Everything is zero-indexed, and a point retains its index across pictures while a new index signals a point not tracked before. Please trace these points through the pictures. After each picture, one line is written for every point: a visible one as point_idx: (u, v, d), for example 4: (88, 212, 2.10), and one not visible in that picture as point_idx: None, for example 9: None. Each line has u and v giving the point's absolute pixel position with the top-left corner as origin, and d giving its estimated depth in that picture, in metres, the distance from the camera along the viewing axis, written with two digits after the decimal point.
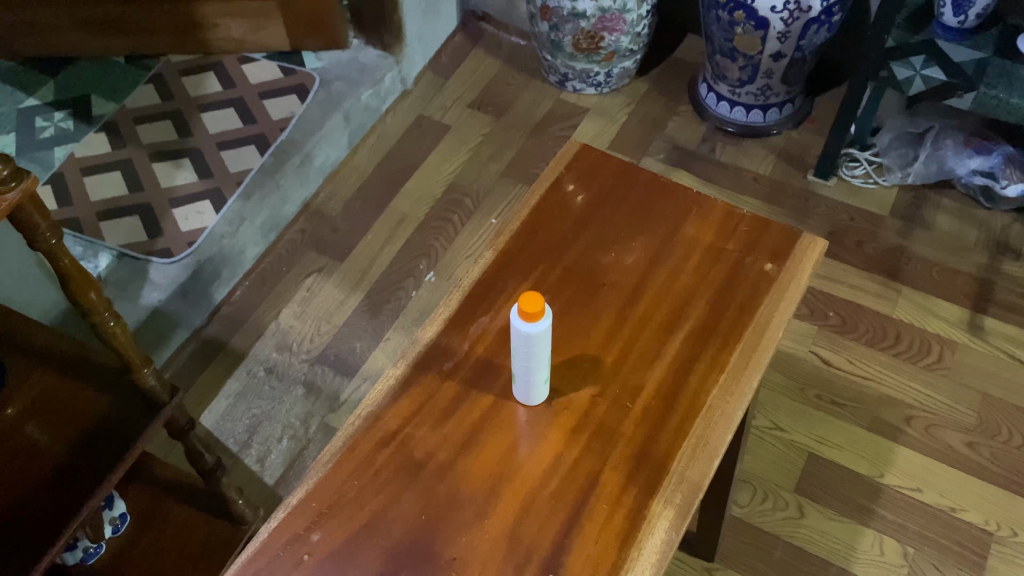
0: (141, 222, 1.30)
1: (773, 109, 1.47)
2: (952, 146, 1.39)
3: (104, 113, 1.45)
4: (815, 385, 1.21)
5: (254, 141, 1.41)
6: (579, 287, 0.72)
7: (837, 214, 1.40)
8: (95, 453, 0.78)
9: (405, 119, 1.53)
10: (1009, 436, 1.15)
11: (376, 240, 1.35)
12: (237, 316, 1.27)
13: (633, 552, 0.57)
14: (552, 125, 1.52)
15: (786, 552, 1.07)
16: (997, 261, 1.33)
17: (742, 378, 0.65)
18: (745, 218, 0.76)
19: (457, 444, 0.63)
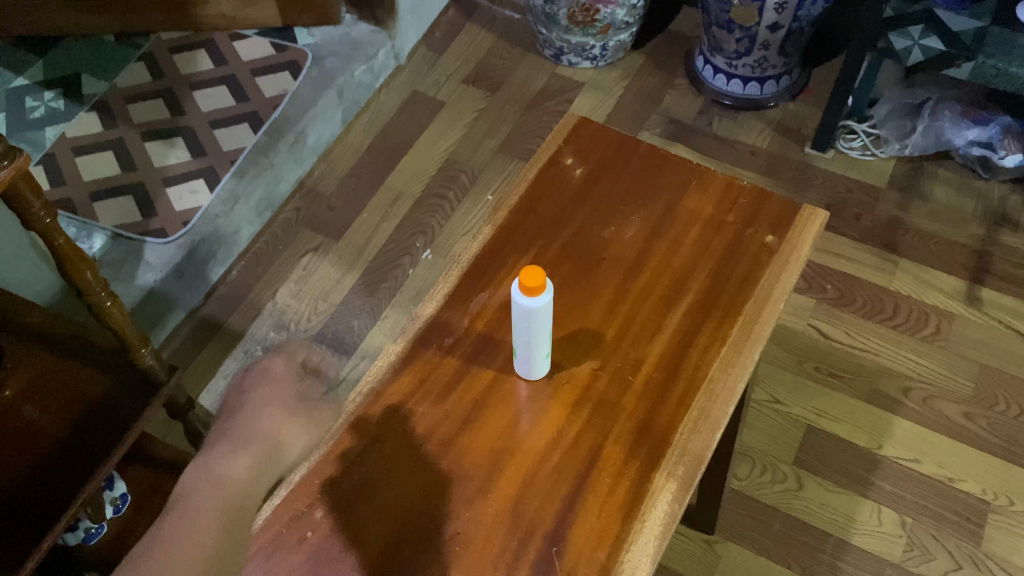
0: (135, 202, 1.29)
1: (769, 81, 1.46)
2: (950, 116, 1.38)
3: (95, 92, 1.44)
4: (813, 357, 1.21)
5: (247, 119, 1.40)
6: (579, 261, 0.72)
7: (834, 187, 1.39)
8: (96, 434, 0.77)
9: (399, 95, 1.52)
10: (1007, 406, 1.16)
11: (372, 218, 1.34)
12: (234, 296, 1.27)
13: (635, 525, 0.57)
14: (548, 100, 1.51)
15: (785, 523, 1.08)
16: (994, 232, 1.33)
17: (743, 351, 0.65)
18: (745, 190, 0.75)
19: (458, 420, 0.63)
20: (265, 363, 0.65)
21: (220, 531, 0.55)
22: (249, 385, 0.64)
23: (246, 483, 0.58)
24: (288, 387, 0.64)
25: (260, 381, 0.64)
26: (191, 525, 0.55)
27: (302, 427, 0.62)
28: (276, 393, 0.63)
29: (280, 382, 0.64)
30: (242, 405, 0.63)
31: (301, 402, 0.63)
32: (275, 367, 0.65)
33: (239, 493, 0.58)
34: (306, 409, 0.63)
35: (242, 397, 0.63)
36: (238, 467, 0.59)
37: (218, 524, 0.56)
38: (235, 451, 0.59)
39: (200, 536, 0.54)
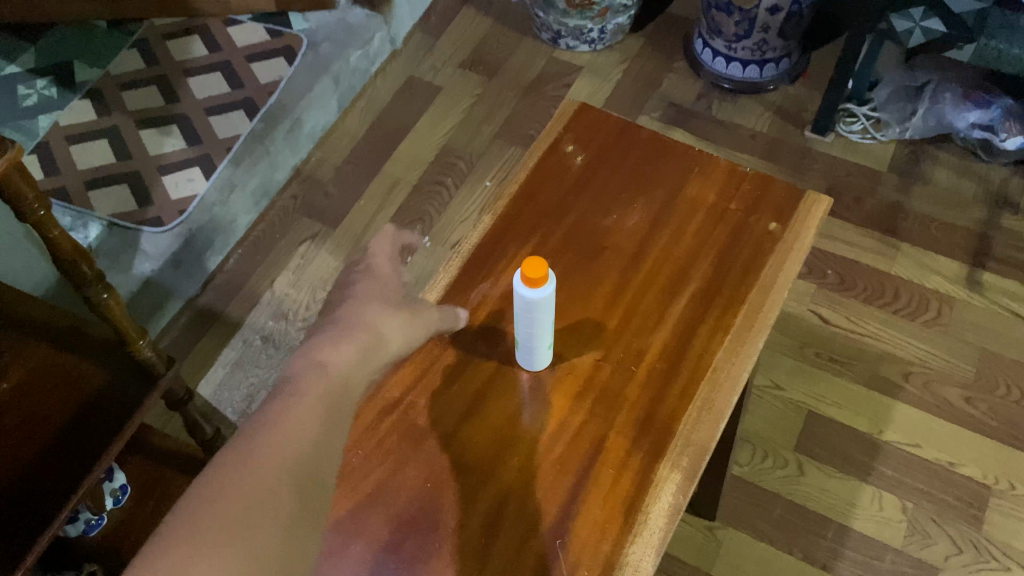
0: (130, 191, 1.28)
1: (769, 64, 1.44)
2: (951, 99, 1.37)
3: (88, 79, 1.42)
4: (814, 342, 1.21)
5: (243, 106, 1.38)
6: (581, 250, 0.71)
7: (835, 171, 1.38)
8: (95, 427, 0.77)
9: (396, 81, 1.50)
10: (1007, 390, 1.15)
11: (369, 206, 1.33)
12: (232, 284, 1.26)
13: (640, 517, 0.56)
14: (546, 84, 1.49)
15: (786, 510, 1.08)
16: (995, 215, 1.32)
17: (746, 341, 0.64)
18: (748, 176, 0.74)
19: (460, 412, 0.63)
20: (370, 273, 0.69)
21: (327, 412, 0.55)
22: (357, 288, 0.67)
23: (352, 364, 0.59)
24: (389, 292, 0.66)
25: (365, 284, 0.67)
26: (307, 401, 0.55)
27: (403, 323, 0.63)
28: (379, 293, 0.66)
29: (382, 287, 0.67)
30: (345, 304, 0.65)
31: (402, 302, 0.65)
32: (379, 277, 0.68)
33: (344, 375, 0.58)
34: (407, 305, 0.65)
35: (346, 297, 0.66)
36: (346, 349, 0.59)
37: (329, 398, 0.56)
38: (340, 338, 0.60)
39: (311, 412, 0.54)
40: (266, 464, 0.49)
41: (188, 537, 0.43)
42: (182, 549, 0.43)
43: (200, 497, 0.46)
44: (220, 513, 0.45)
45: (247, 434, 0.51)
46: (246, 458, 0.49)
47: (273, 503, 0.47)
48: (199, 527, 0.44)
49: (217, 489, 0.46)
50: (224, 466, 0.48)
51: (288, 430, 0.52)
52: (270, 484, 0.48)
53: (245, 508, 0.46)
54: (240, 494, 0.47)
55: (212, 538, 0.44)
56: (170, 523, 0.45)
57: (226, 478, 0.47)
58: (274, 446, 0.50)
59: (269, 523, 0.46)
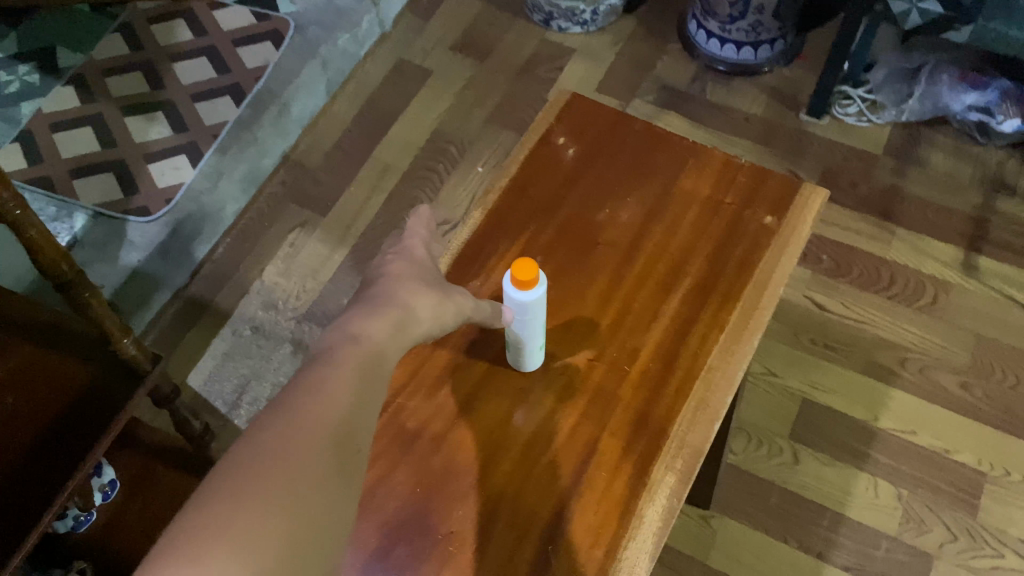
0: (115, 180, 1.27)
1: (763, 46, 1.42)
2: (948, 80, 1.35)
3: (71, 65, 1.40)
4: (809, 329, 1.20)
5: (230, 92, 1.37)
6: (574, 245, 0.70)
7: (830, 155, 1.37)
8: (80, 426, 0.75)
9: (386, 64, 1.47)
10: (1003, 376, 1.15)
11: (360, 192, 1.31)
12: (222, 275, 1.23)
13: (634, 521, 0.56)
14: (538, 67, 1.47)
15: (782, 498, 1.07)
16: (992, 199, 1.31)
17: (742, 339, 0.63)
18: (744, 168, 0.73)
19: (451, 414, 0.62)
20: (404, 249, 0.65)
21: (364, 381, 0.51)
22: (390, 263, 0.63)
23: (386, 339, 0.55)
24: (423, 272, 0.63)
25: (399, 261, 0.63)
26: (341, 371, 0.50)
27: (435, 304, 0.60)
28: (412, 272, 0.62)
29: (416, 265, 0.63)
30: (377, 280, 0.61)
31: (435, 283, 0.62)
32: (414, 255, 0.64)
33: (380, 348, 0.54)
34: (441, 287, 0.61)
35: (378, 273, 0.62)
36: (379, 323, 0.55)
37: (364, 371, 0.51)
38: (371, 313, 0.56)
39: (346, 383, 0.50)
40: (304, 429, 0.46)
41: (228, 500, 0.41)
42: (220, 513, 0.40)
43: (237, 461, 0.43)
44: (258, 477, 0.42)
45: (283, 401, 0.48)
46: (283, 423, 0.46)
47: (312, 470, 0.44)
48: (238, 490, 0.41)
49: (255, 453, 0.43)
50: (260, 429, 0.45)
51: (326, 398, 0.48)
52: (309, 450, 0.45)
53: (284, 474, 0.43)
54: (278, 458, 0.43)
55: (252, 503, 0.41)
56: (206, 486, 0.42)
57: (263, 440, 0.44)
58: (312, 410, 0.47)
59: (307, 491, 0.43)
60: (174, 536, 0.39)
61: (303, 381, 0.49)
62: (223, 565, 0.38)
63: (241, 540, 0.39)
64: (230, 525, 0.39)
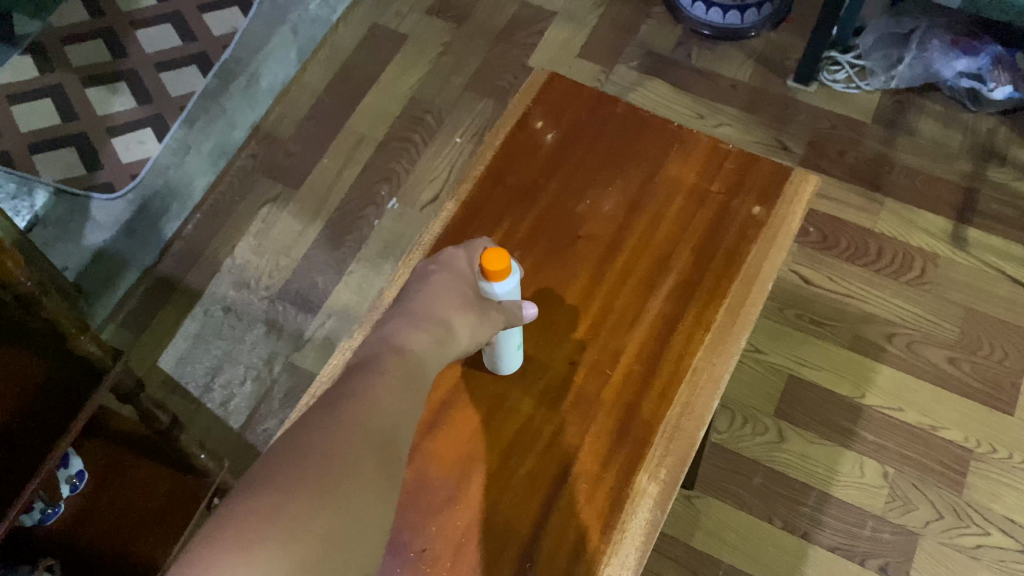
0: (77, 155, 1.23)
1: (750, 9, 1.39)
2: (940, 46, 1.31)
3: (28, 33, 1.34)
4: (795, 304, 1.18)
5: (196, 60, 1.33)
6: (553, 238, 0.67)
7: (818, 123, 1.33)
8: (40, 423, 0.72)
9: (360, 28, 1.41)
10: (991, 350, 1.13)
11: (333, 164, 1.27)
12: (192, 253, 1.18)
13: (616, 535, 0.53)
14: (518, 31, 1.42)
15: (766, 477, 1.06)
16: (982, 168, 1.28)
17: (728, 338, 0.60)
18: (731, 154, 0.69)
19: (423, 423, 0.59)
20: (448, 254, 0.61)
21: (408, 393, 0.50)
22: (431, 270, 0.60)
23: (427, 360, 0.53)
24: (464, 280, 0.58)
25: (441, 270, 0.59)
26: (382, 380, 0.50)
27: (470, 326, 0.56)
28: (453, 283, 0.58)
29: (457, 273, 0.59)
30: (420, 289, 0.58)
31: (474, 296, 0.57)
32: (456, 260, 0.60)
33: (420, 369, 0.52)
34: (480, 302, 0.57)
35: (417, 283, 0.59)
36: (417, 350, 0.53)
37: (405, 380, 0.51)
38: (411, 328, 0.54)
39: (392, 389, 0.49)
40: (348, 427, 0.45)
41: (274, 492, 0.40)
42: (263, 508, 0.39)
43: (285, 454, 0.43)
44: (304, 474, 0.41)
45: (327, 402, 0.47)
46: (330, 425, 0.45)
47: (359, 473, 0.43)
48: (283, 485, 0.40)
49: (304, 449, 0.43)
50: (307, 427, 0.45)
51: (371, 404, 0.47)
52: (355, 453, 0.44)
53: (331, 473, 0.42)
54: (327, 456, 0.43)
55: (297, 499, 0.40)
56: (248, 480, 0.42)
57: (308, 438, 0.44)
58: (359, 415, 0.46)
59: (353, 493, 0.42)
60: (216, 524, 0.39)
61: (352, 386, 0.49)
62: (263, 561, 0.37)
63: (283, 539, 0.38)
64: (273, 519, 0.39)
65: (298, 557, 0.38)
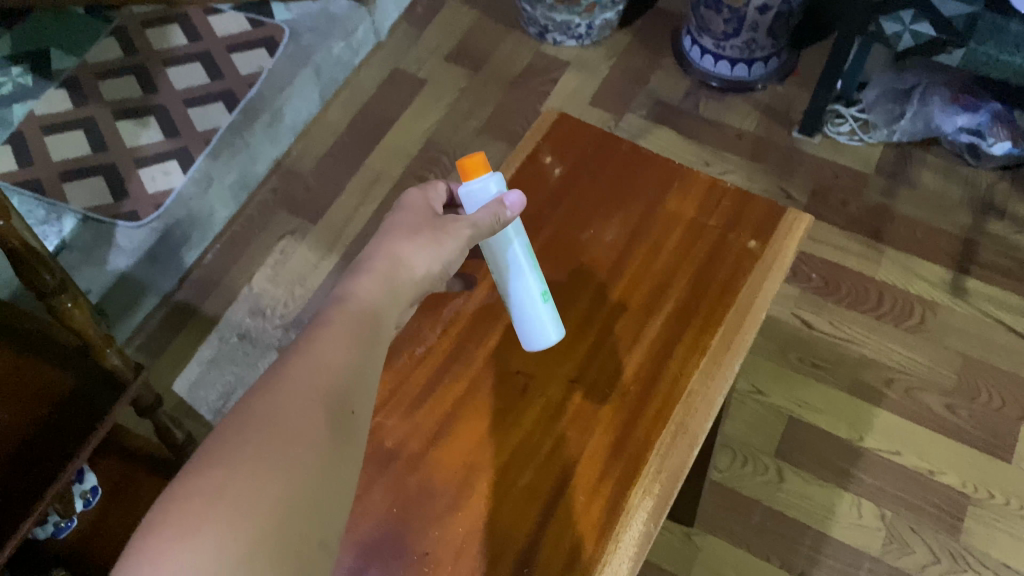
0: (106, 183, 1.26)
1: (757, 63, 1.43)
2: (940, 102, 1.35)
3: (64, 67, 1.39)
4: (796, 347, 1.20)
5: (223, 98, 1.36)
6: (557, 265, 0.70)
7: (821, 173, 1.37)
8: (64, 431, 0.75)
9: (379, 73, 1.48)
10: (989, 398, 1.15)
11: (351, 200, 1.32)
12: (210, 279, 1.24)
13: (610, 545, 0.55)
14: (532, 78, 1.48)
15: (764, 516, 1.07)
16: (982, 220, 1.31)
17: (722, 362, 0.63)
18: (728, 191, 0.73)
19: (429, 433, 0.62)
20: (407, 200, 0.63)
21: (361, 344, 0.50)
22: (392, 213, 0.62)
23: (380, 301, 0.54)
24: (422, 218, 0.60)
25: (400, 212, 0.61)
26: (331, 338, 0.49)
27: (434, 252, 0.58)
28: (408, 220, 0.60)
29: (417, 214, 0.61)
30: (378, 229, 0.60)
31: (428, 225, 0.59)
32: (417, 204, 0.62)
33: (372, 311, 0.53)
34: (436, 233, 0.58)
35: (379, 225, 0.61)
36: (382, 281, 0.55)
37: (356, 335, 0.50)
38: (363, 270, 0.55)
39: (340, 346, 0.49)
40: (294, 394, 0.45)
41: (217, 471, 0.40)
42: (208, 488, 0.39)
43: (232, 423, 0.43)
44: (251, 440, 0.41)
45: (274, 371, 0.47)
46: (278, 391, 0.45)
47: (308, 433, 0.43)
48: (229, 460, 0.40)
49: (252, 421, 0.43)
50: (251, 399, 0.44)
51: (319, 366, 0.47)
52: (303, 415, 0.44)
53: (279, 439, 0.42)
54: (274, 424, 0.43)
55: (244, 467, 0.40)
56: (193, 462, 0.41)
57: (253, 411, 0.43)
58: (309, 375, 0.46)
59: (303, 453, 0.42)
60: (163, 507, 0.39)
61: (304, 347, 0.49)
62: (215, 540, 0.37)
63: (231, 518, 0.38)
64: (222, 500, 0.39)
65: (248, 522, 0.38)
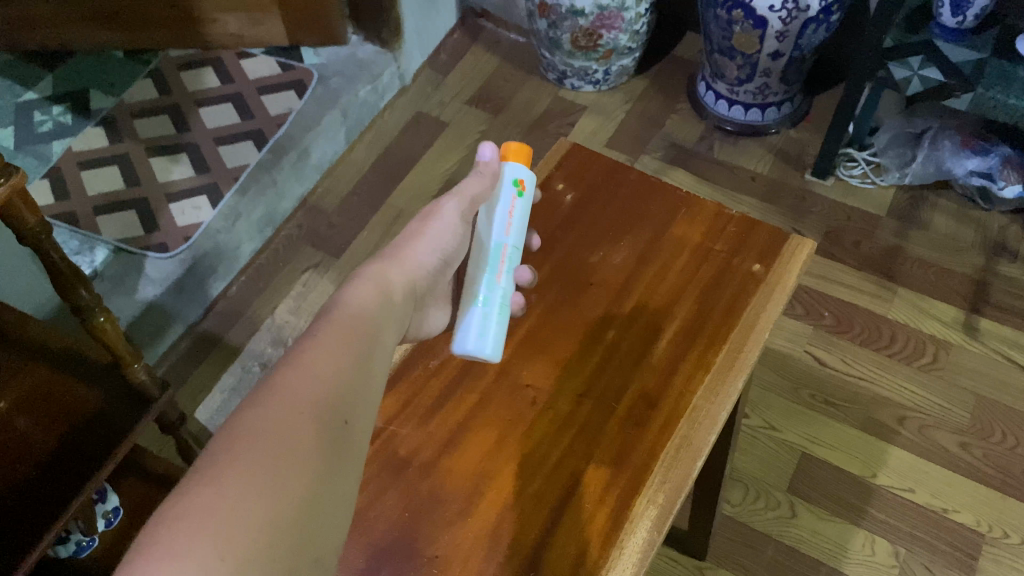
0: (137, 216, 1.30)
1: (771, 108, 1.47)
2: (950, 147, 1.37)
3: (102, 107, 1.46)
4: (809, 384, 1.21)
5: (252, 137, 1.41)
6: (567, 285, 0.73)
7: (834, 214, 1.40)
8: (90, 445, 0.78)
9: (403, 115, 1.54)
10: (1002, 438, 1.15)
11: (372, 236, 1.36)
12: (234, 311, 1.28)
13: (614, 551, 0.57)
14: (551, 122, 1.52)
15: (777, 551, 1.07)
16: (994, 262, 1.33)
17: (727, 379, 0.65)
18: (733, 219, 0.76)
19: (441, 442, 0.64)
20: None
21: (353, 358, 0.55)
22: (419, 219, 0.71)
23: (374, 313, 0.59)
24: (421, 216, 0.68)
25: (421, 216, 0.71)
26: (326, 353, 0.53)
27: (434, 234, 0.66)
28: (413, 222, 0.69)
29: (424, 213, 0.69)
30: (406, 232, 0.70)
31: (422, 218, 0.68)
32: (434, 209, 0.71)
33: (368, 319, 0.58)
34: (423, 228, 0.66)
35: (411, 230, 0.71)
36: (384, 271, 0.63)
37: (349, 351, 0.55)
38: (361, 280, 0.61)
39: (334, 362, 0.53)
40: (288, 409, 0.49)
41: (210, 489, 0.43)
42: (202, 506, 0.42)
43: (228, 439, 0.46)
44: (246, 457, 0.45)
45: (270, 384, 0.51)
46: (274, 403, 0.49)
47: (301, 448, 0.47)
48: (223, 478, 0.44)
49: (245, 436, 0.46)
50: (246, 414, 0.48)
51: (313, 379, 0.51)
52: (296, 427, 0.48)
53: (273, 452, 0.46)
54: (268, 439, 0.47)
55: (241, 481, 0.44)
56: (188, 476, 0.45)
57: (247, 427, 0.47)
58: (304, 390, 0.50)
59: (295, 469, 0.46)
60: (159, 520, 0.42)
61: (299, 359, 0.53)
62: (208, 552, 0.40)
63: (223, 532, 0.42)
64: (214, 515, 0.42)
65: (244, 532, 0.42)
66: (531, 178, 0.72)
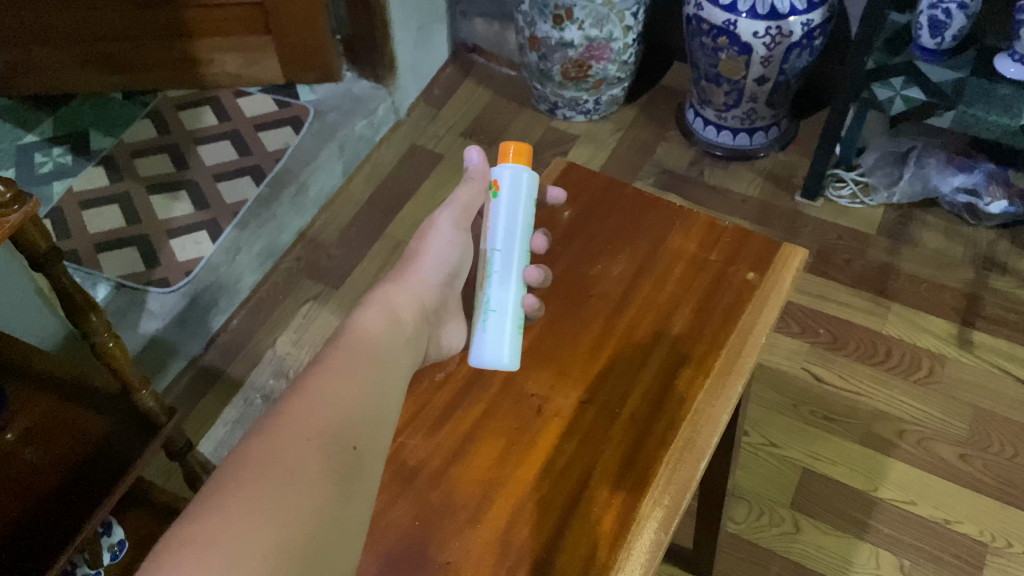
0: (138, 253, 1.32)
1: (759, 132, 1.50)
2: (936, 164, 1.42)
3: (102, 147, 1.48)
4: (808, 401, 1.22)
5: (250, 172, 1.43)
6: (568, 297, 0.75)
7: (826, 233, 1.42)
8: (97, 474, 0.79)
9: (399, 148, 1.57)
10: (1001, 448, 1.16)
11: (371, 267, 1.37)
12: (235, 344, 1.28)
13: (622, 553, 0.58)
14: (544, 151, 1.55)
15: (783, 566, 1.07)
16: (985, 276, 1.35)
17: (727, 384, 0.66)
18: (727, 229, 0.78)
19: (450, 451, 0.65)
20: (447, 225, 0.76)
21: (359, 384, 0.56)
22: None
23: (379, 339, 0.61)
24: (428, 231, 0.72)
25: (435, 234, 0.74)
26: (333, 380, 0.55)
27: (432, 247, 0.69)
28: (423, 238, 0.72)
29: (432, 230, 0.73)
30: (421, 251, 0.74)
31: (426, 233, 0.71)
32: None
33: (372, 344, 0.60)
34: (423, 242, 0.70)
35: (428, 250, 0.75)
36: (390, 294, 0.65)
37: (356, 378, 0.57)
38: (366, 307, 0.64)
39: (340, 389, 0.55)
40: (295, 436, 0.50)
41: (215, 516, 0.44)
42: (206, 531, 0.44)
43: (234, 467, 0.48)
44: (251, 484, 0.47)
45: (279, 410, 0.52)
46: (281, 430, 0.50)
47: (307, 474, 0.49)
48: (229, 504, 0.45)
49: (249, 465, 0.48)
50: (253, 442, 0.50)
51: (321, 406, 0.53)
52: (306, 456, 0.50)
53: (283, 478, 0.48)
54: (273, 466, 0.48)
55: (248, 507, 0.45)
56: (196, 503, 0.46)
57: (253, 454, 0.49)
58: (311, 416, 0.52)
59: (301, 494, 0.47)
60: (166, 546, 0.43)
61: (307, 386, 0.54)
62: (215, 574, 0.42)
63: (230, 556, 0.43)
64: (220, 541, 0.43)
65: (253, 554, 0.43)
66: (519, 175, 0.69)
